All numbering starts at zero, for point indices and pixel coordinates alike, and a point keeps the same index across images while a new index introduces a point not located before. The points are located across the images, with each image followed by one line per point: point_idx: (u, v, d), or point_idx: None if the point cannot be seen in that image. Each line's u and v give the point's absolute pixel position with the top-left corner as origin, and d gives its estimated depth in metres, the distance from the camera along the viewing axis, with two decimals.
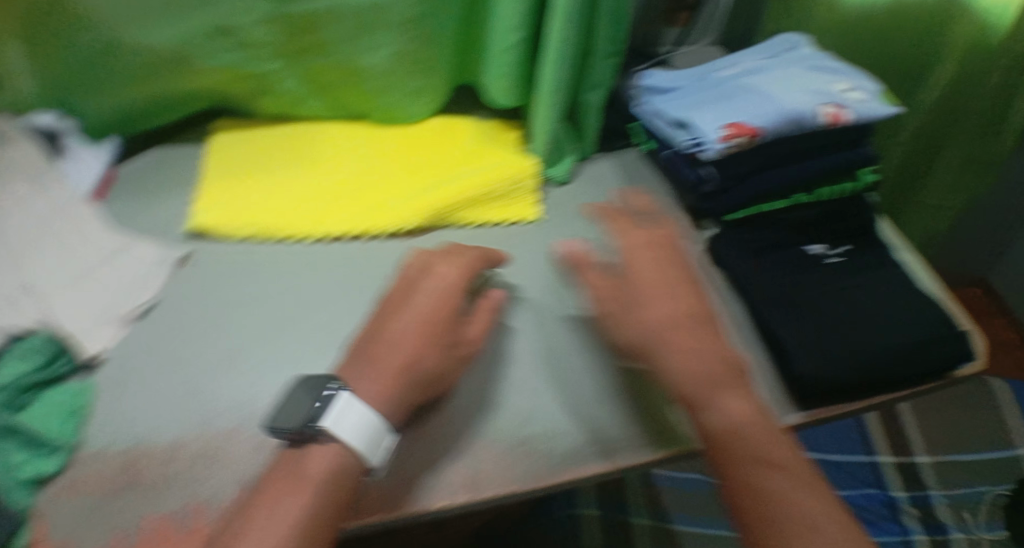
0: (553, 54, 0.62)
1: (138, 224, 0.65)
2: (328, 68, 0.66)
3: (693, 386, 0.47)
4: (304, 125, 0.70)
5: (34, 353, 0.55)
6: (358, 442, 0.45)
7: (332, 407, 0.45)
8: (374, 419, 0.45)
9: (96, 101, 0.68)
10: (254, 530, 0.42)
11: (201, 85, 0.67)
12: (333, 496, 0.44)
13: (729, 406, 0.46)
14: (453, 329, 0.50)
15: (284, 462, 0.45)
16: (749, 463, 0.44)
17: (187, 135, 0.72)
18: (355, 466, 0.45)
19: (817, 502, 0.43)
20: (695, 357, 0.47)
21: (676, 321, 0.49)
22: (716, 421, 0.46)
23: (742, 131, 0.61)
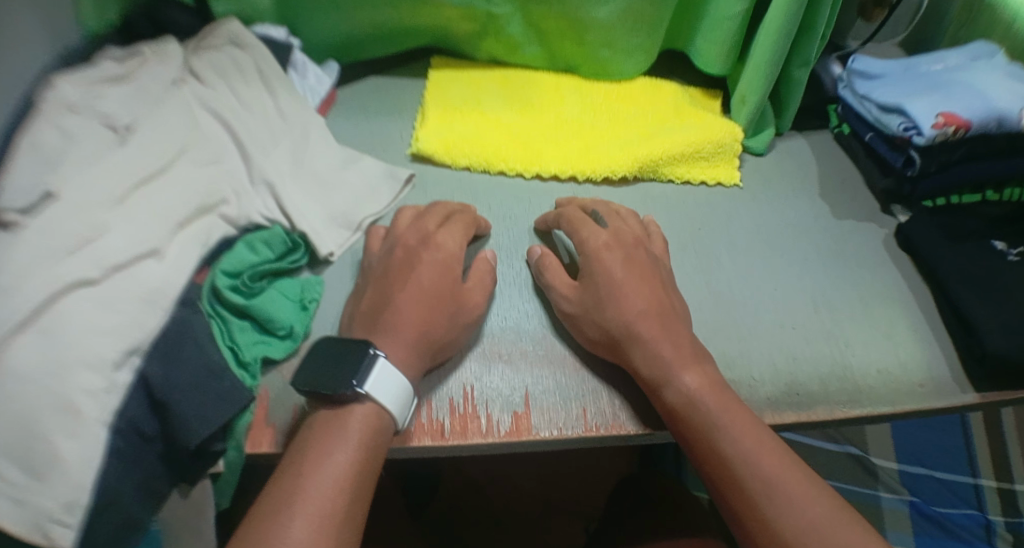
0: (774, 28, 0.65)
1: (361, 142, 0.69)
2: (555, 18, 0.68)
3: (652, 366, 0.53)
4: (515, 70, 0.74)
5: (262, 247, 0.60)
6: (388, 404, 0.51)
7: (372, 371, 0.51)
8: (404, 385, 0.52)
9: (328, 25, 0.71)
10: (308, 484, 0.47)
11: (429, 20, 0.70)
12: (370, 453, 0.50)
13: (685, 381, 0.52)
14: (641, 287, 0.56)
15: (325, 420, 0.51)
16: (703, 437, 0.50)
17: (399, 65, 0.76)
18: (389, 426, 0.51)
19: (794, 483, 0.48)
20: (660, 346, 0.53)
21: (652, 302, 0.55)
22: (675, 398, 0.52)
23: (952, 121, 0.63)
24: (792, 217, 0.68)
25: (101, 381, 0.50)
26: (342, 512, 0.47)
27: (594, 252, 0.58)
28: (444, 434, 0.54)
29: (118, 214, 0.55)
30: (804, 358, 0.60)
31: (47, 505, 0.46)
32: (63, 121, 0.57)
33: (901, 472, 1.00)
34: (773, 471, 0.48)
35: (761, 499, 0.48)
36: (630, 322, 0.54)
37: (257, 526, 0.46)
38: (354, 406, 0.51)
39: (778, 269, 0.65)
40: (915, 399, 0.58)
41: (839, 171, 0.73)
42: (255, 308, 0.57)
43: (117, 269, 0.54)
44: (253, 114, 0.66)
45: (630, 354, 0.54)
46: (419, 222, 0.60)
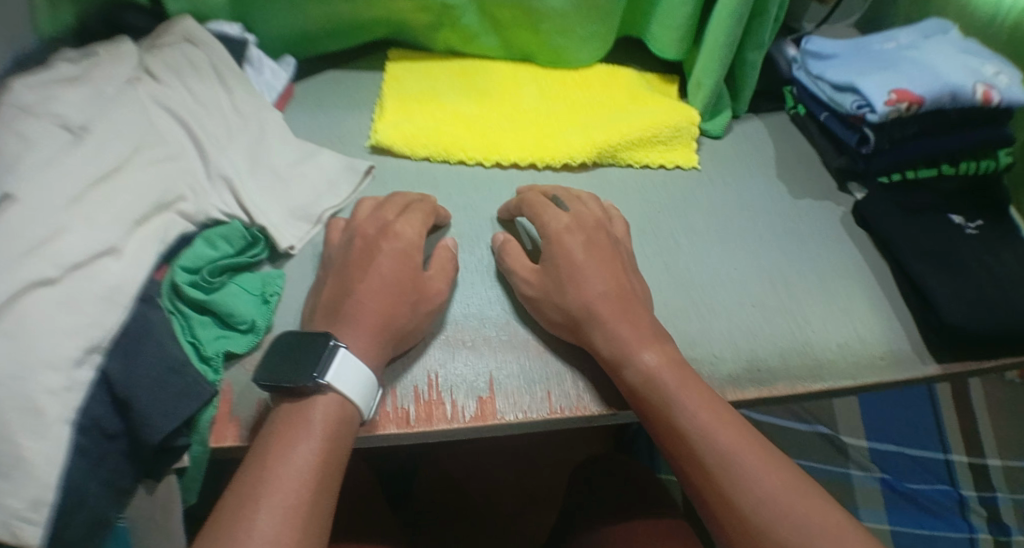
0: (727, 11, 0.66)
1: (320, 136, 0.69)
2: (510, 8, 0.68)
3: (614, 346, 0.54)
4: (473, 62, 0.74)
5: (221, 242, 0.60)
6: (351, 395, 0.51)
7: (332, 362, 0.51)
8: (367, 374, 0.52)
9: (282, 20, 0.70)
10: (276, 473, 0.48)
11: (385, 13, 0.70)
12: (336, 441, 0.50)
13: (645, 359, 0.53)
14: (603, 265, 0.57)
15: (289, 411, 0.51)
16: (661, 413, 0.51)
17: (358, 59, 0.76)
18: (354, 416, 0.52)
19: (754, 453, 0.49)
20: (621, 325, 0.54)
21: (612, 284, 0.56)
22: (636, 376, 0.52)
23: (905, 96, 0.64)
24: (751, 198, 0.69)
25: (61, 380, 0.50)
26: (307, 502, 0.47)
27: (555, 236, 0.58)
28: (410, 421, 0.55)
29: (74, 213, 0.55)
30: (763, 335, 0.61)
31: (14, 504, 0.46)
32: (22, 126, 0.56)
33: (872, 449, 1.02)
34: (731, 445, 0.49)
35: (717, 472, 0.49)
36: (591, 305, 0.55)
37: (224, 521, 0.46)
38: (316, 397, 0.51)
39: (738, 249, 0.65)
40: (872, 372, 0.60)
41: (797, 151, 0.74)
42: (215, 303, 0.57)
43: (74, 267, 0.53)
44: (209, 112, 0.66)
45: (592, 336, 0.55)
46: (379, 214, 0.59)
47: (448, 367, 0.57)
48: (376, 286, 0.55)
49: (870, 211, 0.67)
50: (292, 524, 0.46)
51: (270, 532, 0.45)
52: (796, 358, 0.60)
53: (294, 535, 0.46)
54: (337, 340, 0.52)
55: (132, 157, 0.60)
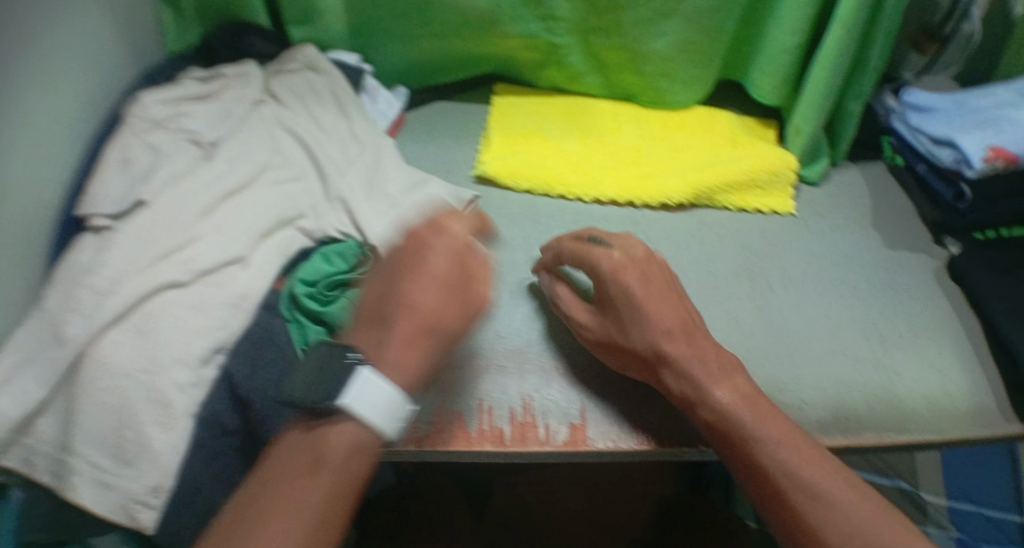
0: (828, 60, 0.68)
1: (429, 163, 0.73)
2: (615, 49, 0.72)
3: (682, 384, 0.53)
4: (576, 99, 0.77)
5: (337, 258, 0.64)
6: (366, 415, 0.50)
7: (349, 383, 0.50)
8: (388, 392, 0.51)
9: (401, 53, 0.75)
10: (276, 515, 0.46)
11: (495, 49, 0.74)
12: (344, 476, 0.49)
13: (719, 396, 0.52)
14: (670, 297, 0.56)
15: (295, 448, 0.50)
16: (744, 449, 0.50)
17: (464, 91, 0.80)
18: (373, 439, 0.51)
19: (847, 489, 0.48)
20: (694, 361, 0.53)
21: (677, 323, 0.54)
22: (712, 414, 0.52)
23: (1002, 153, 0.65)
24: (843, 246, 0.70)
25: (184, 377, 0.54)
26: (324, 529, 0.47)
27: (612, 272, 0.56)
28: (503, 441, 0.57)
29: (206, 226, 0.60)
30: (850, 382, 0.61)
31: (134, 488, 0.51)
32: (152, 137, 0.65)
33: (951, 508, 1.00)
34: (824, 486, 0.48)
35: (816, 511, 0.47)
36: (661, 343, 0.54)
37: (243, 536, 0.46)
38: (333, 423, 0.50)
39: (827, 296, 0.66)
40: (958, 427, 0.59)
41: (892, 201, 0.74)
42: (331, 315, 0.60)
43: (206, 274, 0.58)
44: (326, 135, 0.71)
45: (665, 377, 0.54)
46: (423, 233, 0.59)
47: (543, 392, 0.60)
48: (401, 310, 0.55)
49: (965, 267, 0.67)
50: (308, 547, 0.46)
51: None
52: (884, 408, 0.59)
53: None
54: (361, 361, 0.51)
55: (259, 175, 0.65)
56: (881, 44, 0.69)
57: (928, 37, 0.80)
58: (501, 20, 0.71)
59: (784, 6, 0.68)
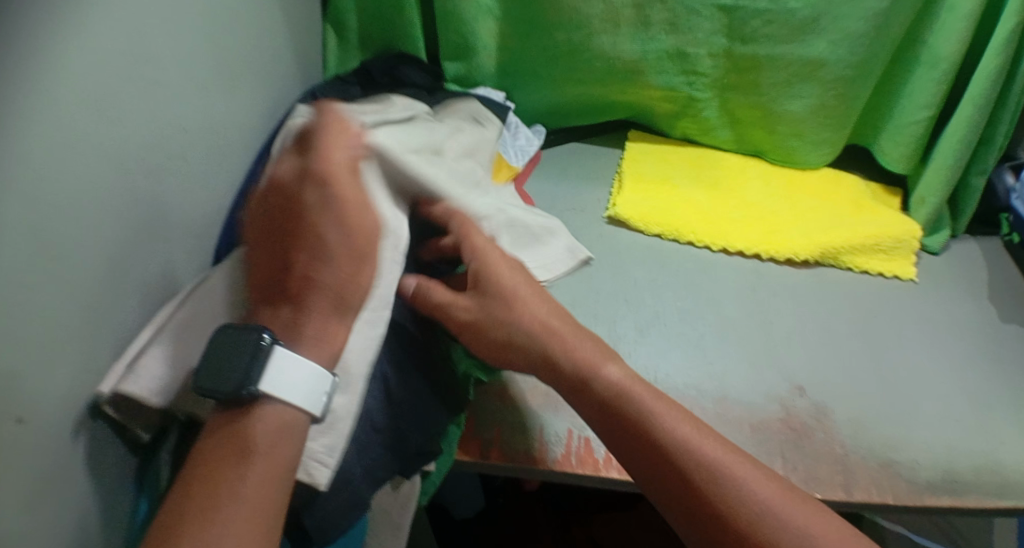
0: (959, 131, 0.71)
1: (563, 202, 0.77)
2: (751, 107, 0.76)
3: (576, 358, 0.51)
4: (704, 151, 0.81)
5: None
6: (298, 402, 0.44)
7: (264, 363, 0.43)
8: (317, 370, 0.45)
9: (545, 94, 0.81)
10: (217, 510, 0.39)
11: (635, 98, 0.79)
12: (276, 460, 0.42)
13: (611, 371, 0.51)
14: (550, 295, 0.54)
15: (218, 430, 0.43)
16: (638, 425, 0.49)
17: (597, 135, 0.85)
18: (300, 425, 0.44)
19: (733, 462, 0.47)
20: (571, 334, 0.52)
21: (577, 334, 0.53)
22: (608, 386, 0.50)
23: None
24: (958, 315, 0.72)
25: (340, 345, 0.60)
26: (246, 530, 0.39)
27: (489, 265, 0.53)
28: (628, 468, 0.62)
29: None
30: (963, 447, 0.62)
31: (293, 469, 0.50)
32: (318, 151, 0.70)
33: None
34: (782, 513, 0.45)
35: (783, 538, 0.44)
36: (600, 368, 0.51)
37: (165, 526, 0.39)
38: (252, 413, 0.43)
39: (943, 362, 0.68)
40: None
41: (1008, 276, 0.76)
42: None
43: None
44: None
45: (580, 395, 0.51)
46: (301, 172, 0.46)
47: None
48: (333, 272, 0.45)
49: None
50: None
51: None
52: (991, 476, 0.61)
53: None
54: (265, 334, 0.44)
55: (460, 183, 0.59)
56: (1009, 120, 0.73)
57: None
58: (645, 71, 0.76)
59: (919, 77, 0.72)
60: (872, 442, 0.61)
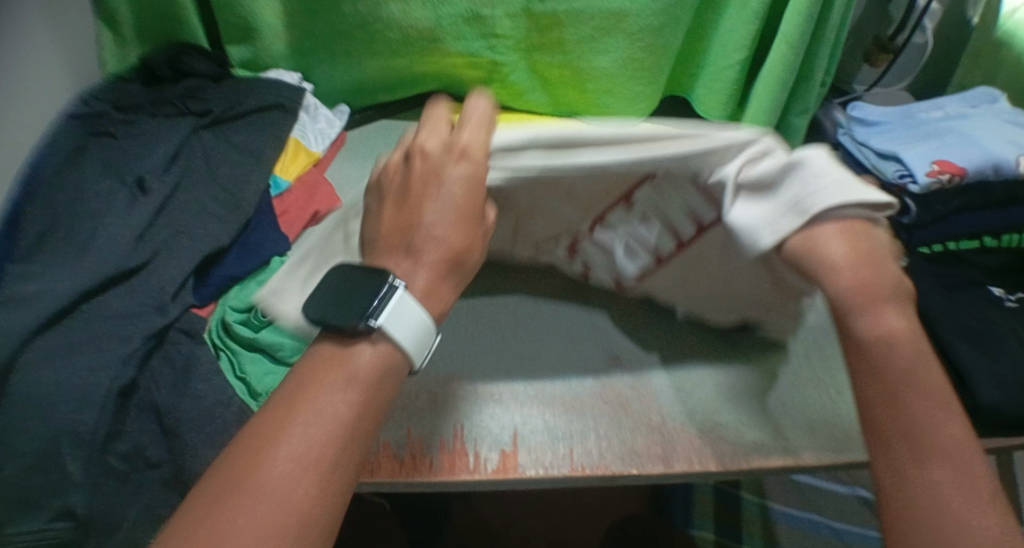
0: (772, 76, 0.68)
1: (368, 187, 0.71)
2: (559, 67, 0.72)
3: (853, 296, 0.44)
4: (522, 116, 0.77)
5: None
6: (406, 346, 0.40)
7: (390, 302, 0.40)
8: (427, 320, 0.41)
9: (346, 71, 0.74)
10: (282, 436, 0.36)
11: (442, 67, 0.73)
12: (377, 398, 0.39)
13: (888, 319, 0.44)
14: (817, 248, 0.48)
15: (329, 354, 0.40)
16: (886, 386, 0.42)
17: (408, 110, 0.79)
18: (404, 370, 0.41)
19: (946, 424, 0.41)
20: (872, 270, 0.44)
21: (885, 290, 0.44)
22: (868, 330, 0.44)
23: (947, 168, 0.65)
24: None
25: (118, 365, 0.50)
26: (327, 472, 0.36)
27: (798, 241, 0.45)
28: (427, 468, 0.50)
29: (134, 265, 0.54)
30: (800, 390, 0.56)
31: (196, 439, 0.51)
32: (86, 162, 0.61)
33: None
34: (933, 459, 0.40)
35: (931, 465, 0.40)
36: (869, 313, 0.44)
37: (251, 443, 0.36)
38: (360, 345, 0.40)
39: None
40: None
41: None
42: (265, 338, 0.53)
43: (121, 317, 0.52)
44: (255, 159, 0.66)
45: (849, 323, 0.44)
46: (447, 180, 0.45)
47: None
48: (465, 202, 0.44)
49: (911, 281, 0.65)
50: (292, 487, 0.35)
51: (283, 496, 0.35)
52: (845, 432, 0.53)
53: (282, 500, 0.35)
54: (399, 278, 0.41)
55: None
56: (824, 59, 0.69)
57: (880, 50, 0.80)
58: (443, 38, 0.70)
59: (730, 17, 0.68)
60: (710, 407, 0.55)
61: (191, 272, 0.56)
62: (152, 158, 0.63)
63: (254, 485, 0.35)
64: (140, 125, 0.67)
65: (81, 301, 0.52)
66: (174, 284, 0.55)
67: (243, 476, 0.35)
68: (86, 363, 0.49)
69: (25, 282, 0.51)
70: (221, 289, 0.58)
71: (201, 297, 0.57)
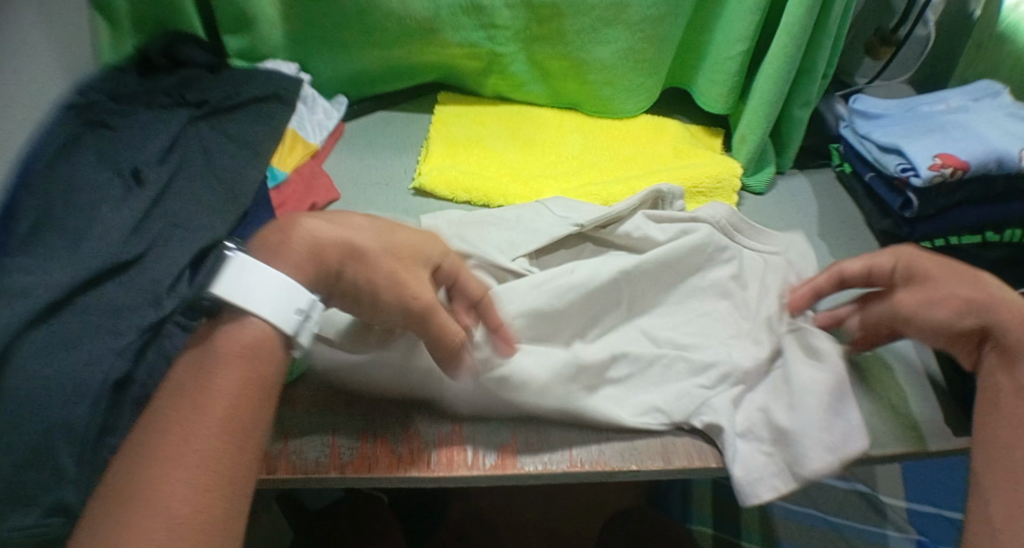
0: (773, 69, 0.67)
1: (366, 178, 0.70)
2: (558, 57, 0.72)
3: (1005, 336, 0.48)
4: (521, 108, 0.76)
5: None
6: (269, 313, 0.44)
7: (225, 269, 0.44)
8: (287, 284, 0.44)
9: (344, 62, 0.73)
10: (168, 445, 0.39)
11: (440, 58, 0.72)
12: (248, 370, 0.43)
13: (1016, 367, 0.47)
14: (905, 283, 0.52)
15: (221, 337, 0.44)
16: (997, 417, 0.47)
17: (407, 102, 0.78)
18: (279, 340, 0.44)
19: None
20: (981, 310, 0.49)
21: (962, 304, 0.49)
22: (1017, 377, 0.47)
23: (951, 161, 0.62)
24: None
25: (113, 358, 0.49)
26: (218, 459, 0.40)
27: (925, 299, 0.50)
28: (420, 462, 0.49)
29: (129, 258, 0.53)
30: None
31: None
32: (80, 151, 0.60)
33: (910, 510, 0.88)
34: (1012, 472, 0.45)
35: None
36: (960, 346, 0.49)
37: (146, 442, 0.40)
38: (235, 331, 0.44)
39: None
40: None
41: (841, 211, 0.73)
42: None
43: (116, 310, 0.51)
44: (252, 150, 0.65)
45: (994, 371, 0.48)
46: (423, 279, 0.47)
47: None
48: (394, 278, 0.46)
49: None
50: (180, 477, 0.38)
51: (179, 494, 0.38)
52: (895, 425, 0.52)
53: (183, 498, 0.38)
54: (231, 246, 0.45)
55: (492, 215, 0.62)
56: (826, 51, 0.68)
57: (882, 43, 0.79)
58: (441, 29, 0.69)
59: (731, 8, 0.68)
60: None
61: (188, 265, 0.55)
62: (147, 149, 0.61)
63: (155, 491, 0.38)
64: (135, 116, 0.65)
65: (72, 296, 0.50)
66: (169, 276, 0.54)
67: (136, 495, 0.37)
68: (80, 357, 0.48)
69: (17, 275, 0.50)
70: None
71: (197, 288, 0.56)
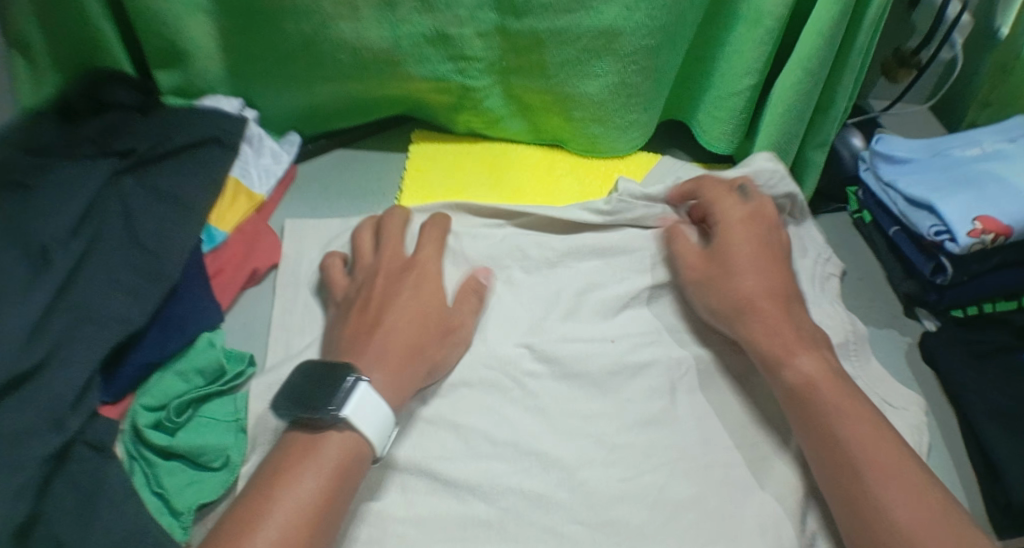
0: (781, 108, 0.59)
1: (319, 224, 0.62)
2: (539, 91, 0.63)
3: (772, 345, 0.50)
4: (500, 147, 0.67)
5: (194, 375, 0.51)
6: (368, 433, 0.43)
7: (351, 396, 0.43)
8: (388, 414, 0.45)
9: (294, 97, 0.64)
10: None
11: (404, 92, 0.63)
12: (338, 483, 0.42)
13: (802, 362, 0.49)
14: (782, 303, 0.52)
15: (296, 444, 0.43)
16: (823, 420, 0.46)
17: (369, 138, 0.70)
18: (366, 459, 0.44)
19: (890, 447, 0.44)
20: (761, 277, 0.53)
21: (760, 284, 0.53)
22: (799, 374, 0.49)
23: (991, 226, 0.54)
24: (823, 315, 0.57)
25: (5, 499, 0.41)
26: (311, 533, 0.40)
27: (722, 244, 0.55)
28: None
29: (27, 367, 0.45)
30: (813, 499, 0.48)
31: None
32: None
33: None
34: (887, 470, 0.43)
35: (876, 487, 0.43)
36: (789, 359, 0.50)
37: (216, 545, 0.39)
38: (331, 433, 0.43)
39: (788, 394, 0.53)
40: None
41: (859, 265, 0.65)
42: (184, 444, 0.48)
43: (11, 435, 0.43)
44: (183, 207, 0.56)
45: (779, 371, 0.50)
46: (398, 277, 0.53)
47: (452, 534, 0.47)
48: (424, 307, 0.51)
49: (939, 348, 0.57)
50: None
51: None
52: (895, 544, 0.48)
53: None
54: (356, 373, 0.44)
55: (532, 266, 0.58)
56: (847, 89, 0.59)
57: (900, 64, 0.70)
58: (404, 61, 0.60)
59: (738, 37, 0.58)
60: (707, 522, 0.46)
61: (97, 369, 0.48)
62: (57, 218, 0.51)
63: None
64: (51, 173, 0.54)
65: None
66: (75, 387, 0.46)
67: None
68: None
69: None
70: (136, 379, 0.51)
71: (112, 392, 0.50)
